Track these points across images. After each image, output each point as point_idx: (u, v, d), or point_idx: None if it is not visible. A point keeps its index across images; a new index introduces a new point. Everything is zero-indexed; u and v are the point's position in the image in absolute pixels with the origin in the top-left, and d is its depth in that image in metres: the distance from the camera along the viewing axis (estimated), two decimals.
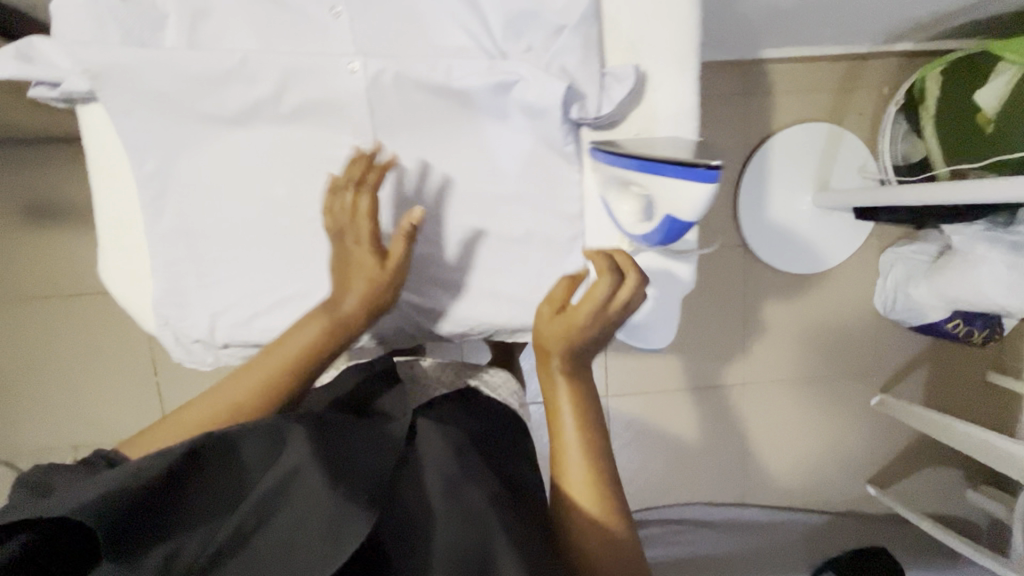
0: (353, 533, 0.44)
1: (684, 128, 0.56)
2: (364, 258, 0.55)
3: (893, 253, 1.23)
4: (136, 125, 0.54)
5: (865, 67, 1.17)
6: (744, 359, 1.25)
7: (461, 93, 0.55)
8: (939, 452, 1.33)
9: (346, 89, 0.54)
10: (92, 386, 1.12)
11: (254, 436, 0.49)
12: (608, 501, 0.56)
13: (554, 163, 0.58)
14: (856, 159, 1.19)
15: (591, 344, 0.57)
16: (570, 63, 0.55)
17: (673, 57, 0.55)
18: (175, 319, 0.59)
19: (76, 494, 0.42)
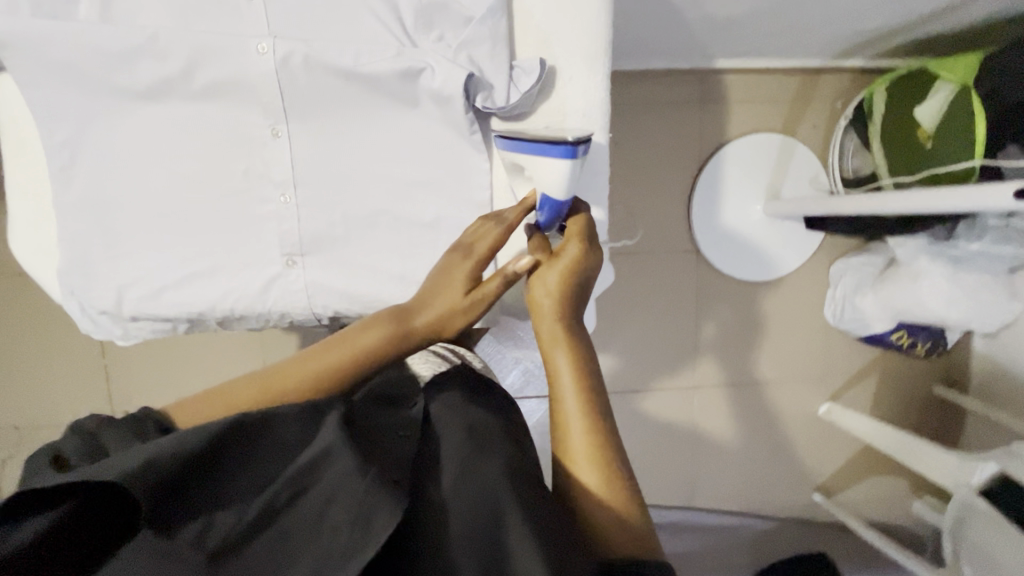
0: (385, 516, 0.40)
1: (591, 122, 0.57)
2: (463, 284, 0.55)
3: (843, 264, 1.26)
4: (46, 96, 0.55)
5: (817, 81, 1.20)
6: (695, 364, 1.27)
7: (370, 78, 0.56)
8: (885, 461, 1.36)
9: (256, 70, 0.55)
10: (38, 366, 1.12)
11: (289, 416, 0.46)
12: (620, 482, 0.45)
13: (465, 151, 0.59)
14: (807, 170, 1.21)
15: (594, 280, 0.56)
16: (479, 55, 0.56)
17: (582, 52, 0.56)
18: (80, 289, 0.59)
19: (127, 459, 0.40)
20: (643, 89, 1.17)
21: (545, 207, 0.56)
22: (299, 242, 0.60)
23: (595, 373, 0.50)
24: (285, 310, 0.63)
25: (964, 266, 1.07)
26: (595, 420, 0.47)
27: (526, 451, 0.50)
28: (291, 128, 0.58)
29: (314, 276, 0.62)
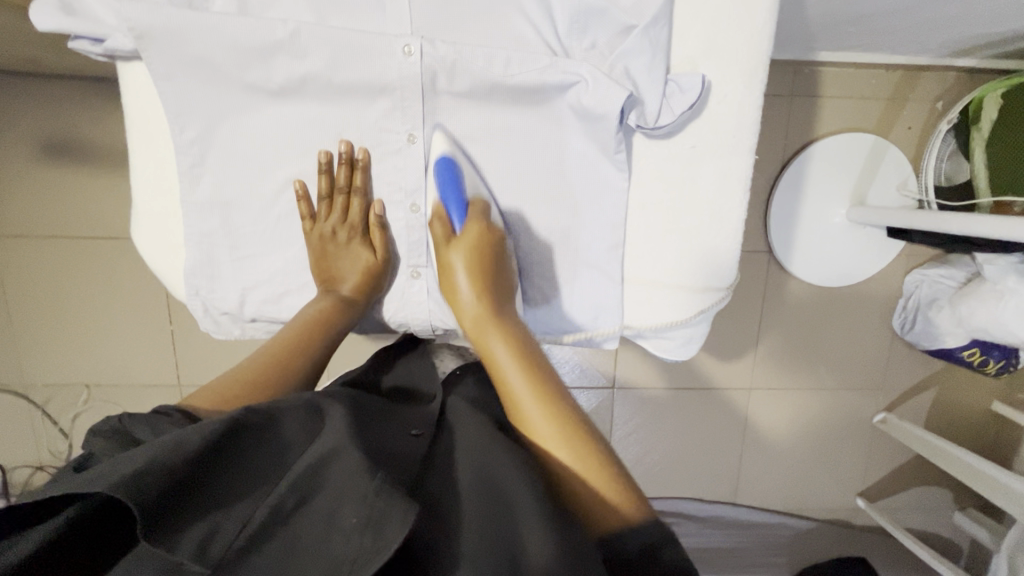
0: (396, 522, 0.38)
1: (743, 143, 0.59)
2: (354, 249, 0.64)
3: (919, 275, 1.21)
4: (176, 89, 0.55)
5: (920, 79, 1.12)
6: (754, 366, 1.26)
7: (520, 87, 0.56)
8: (933, 473, 1.35)
9: (398, 72, 0.55)
10: (106, 329, 1.13)
11: (291, 416, 0.48)
12: (575, 439, 0.50)
13: (605, 168, 0.60)
14: (897, 175, 1.15)
15: (494, 259, 0.59)
16: (635, 65, 0.56)
17: (743, 69, 0.56)
18: (205, 290, 0.63)
19: (120, 464, 0.39)
20: None
21: (446, 191, 0.57)
22: (424, 256, 0.64)
23: (537, 365, 0.55)
24: (403, 319, 0.68)
25: None
26: (558, 420, 0.52)
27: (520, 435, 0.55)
28: (426, 133, 0.59)
29: (434, 289, 0.65)
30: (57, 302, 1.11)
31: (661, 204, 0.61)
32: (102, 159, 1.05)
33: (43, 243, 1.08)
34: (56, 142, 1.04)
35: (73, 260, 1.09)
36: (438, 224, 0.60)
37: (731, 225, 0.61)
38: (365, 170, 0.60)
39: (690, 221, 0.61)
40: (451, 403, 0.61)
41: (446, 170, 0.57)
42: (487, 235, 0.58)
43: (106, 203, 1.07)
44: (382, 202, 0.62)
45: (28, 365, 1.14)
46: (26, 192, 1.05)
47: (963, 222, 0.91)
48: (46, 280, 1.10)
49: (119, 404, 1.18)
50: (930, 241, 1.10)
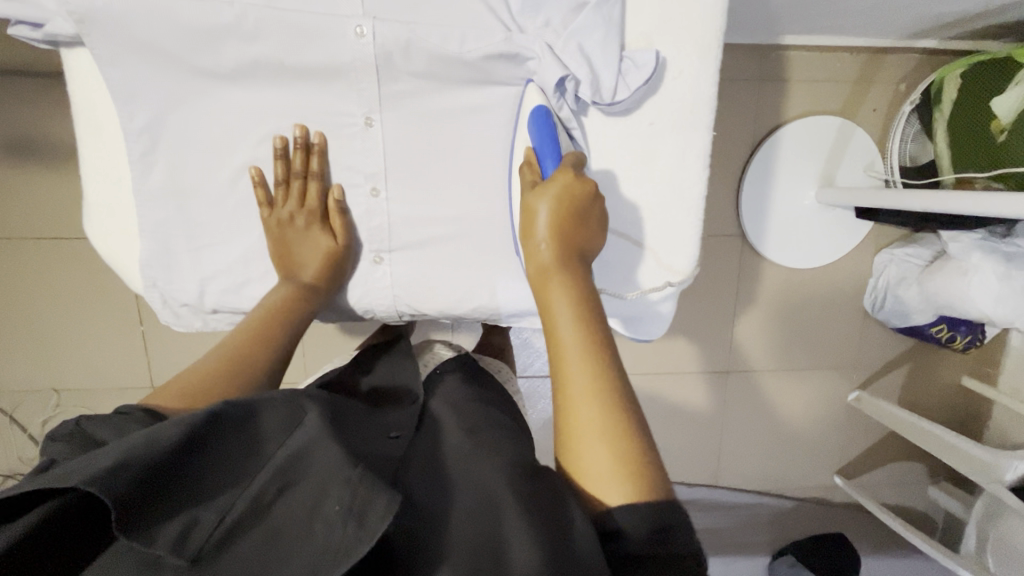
0: (381, 510, 0.40)
1: (701, 118, 0.59)
2: (316, 235, 0.62)
3: (888, 254, 1.23)
4: (123, 75, 0.54)
5: (883, 61, 1.14)
6: (731, 348, 1.27)
7: (474, 66, 0.56)
8: (907, 449, 1.38)
9: (350, 54, 0.55)
10: (74, 331, 1.11)
11: (273, 404, 0.46)
12: (622, 432, 0.44)
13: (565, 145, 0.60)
14: (864, 156, 1.17)
15: (580, 212, 0.54)
16: (589, 40, 0.56)
17: (695, 42, 0.57)
18: (163, 281, 0.62)
19: (95, 460, 0.38)
20: None
21: (543, 145, 0.56)
22: (386, 241, 0.64)
23: (600, 316, 0.49)
24: (368, 305, 0.68)
25: (1016, 263, 1.05)
26: (604, 394, 0.45)
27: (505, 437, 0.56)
28: (383, 117, 0.59)
29: (398, 273, 0.65)
30: (19, 305, 1.08)
31: (623, 181, 0.61)
32: (62, 157, 1.02)
33: (4, 244, 1.05)
34: (12, 141, 1.01)
35: (34, 261, 1.06)
36: (528, 168, 0.56)
37: (692, 200, 0.61)
38: (323, 152, 0.60)
39: (651, 200, 0.62)
40: (432, 408, 0.63)
41: (542, 122, 0.56)
42: (578, 183, 0.54)
43: (68, 202, 1.04)
44: (341, 185, 0.61)
45: None
46: None
47: (926, 200, 0.93)
48: (8, 283, 1.07)
49: (91, 407, 1.15)
50: (897, 220, 1.12)
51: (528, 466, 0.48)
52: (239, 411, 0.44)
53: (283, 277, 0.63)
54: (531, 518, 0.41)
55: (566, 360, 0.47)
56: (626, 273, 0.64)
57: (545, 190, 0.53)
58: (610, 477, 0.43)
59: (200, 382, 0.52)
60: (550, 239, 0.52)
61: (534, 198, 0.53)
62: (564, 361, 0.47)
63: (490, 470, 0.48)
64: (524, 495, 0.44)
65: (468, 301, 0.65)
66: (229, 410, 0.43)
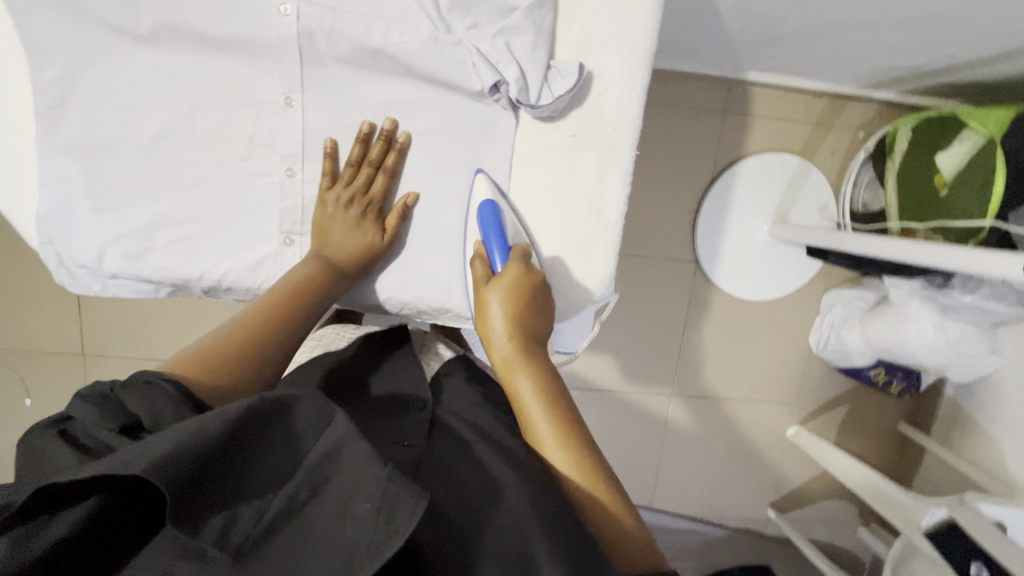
0: (409, 507, 0.34)
1: (625, 136, 0.60)
2: (367, 225, 0.63)
3: (835, 294, 1.26)
4: (37, 24, 0.54)
5: (843, 107, 1.18)
6: (675, 372, 1.28)
7: (397, 58, 0.59)
8: (841, 487, 1.40)
9: (278, 32, 0.57)
10: (6, 291, 1.08)
11: (304, 402, 0.40)
12: (612, 511, 0.45)
13: (491, 142, 0.63)
14: (818, 197, 1.20)
15: (537, 307, 0.56)
16: (517, 42, 0.57)
17: (624, 65, 0.58)
18: (60, 239, 0.60)
19: (150, 444, 0.34)
20: (665, 89, 1.14)
21: (489, 236, 0.59)
22: (298, 222, 0.64)
23: (563, 393, 0.51)
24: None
25: (953, 315, 1.08)
26: (588, 480, 0.46)
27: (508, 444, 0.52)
28: (304, 98, 0.60)
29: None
30: None
31: (541, 191, 0.62)
32: None
33: None
34: None
35: None
36: (479, 263, 0.59)
37: (606, 219, 0.61)
38: (405, 146, 0.62)
39: (568, 216, 0.62)
40: (438, 415, 0.58)
41: (490, 213, 0.59)
42: (528, 276, 0.57)
43: None
44: (416, 193, 0.64)
45: None
46: None
47: (877, 247, 0.95)
48: None
49: (14, 370, 1.12)
50: (844, 262, 1.15)
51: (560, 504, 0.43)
52: (275, 403, 0.39)
53: (313, 253, 0.62)
54: (555, 539, 0.39)
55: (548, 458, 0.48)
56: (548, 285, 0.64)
57: (497, 286, 0.56)
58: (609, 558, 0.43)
59: (223, 361, 0.49)
60: (509, 333, 0.53)
61: (489, 294, 0.56)
62: (546, 460, 0.48)
63: (511, 481, 0.44)
64: (548, 514, 0.41)
65: (391, 291, 0.66)
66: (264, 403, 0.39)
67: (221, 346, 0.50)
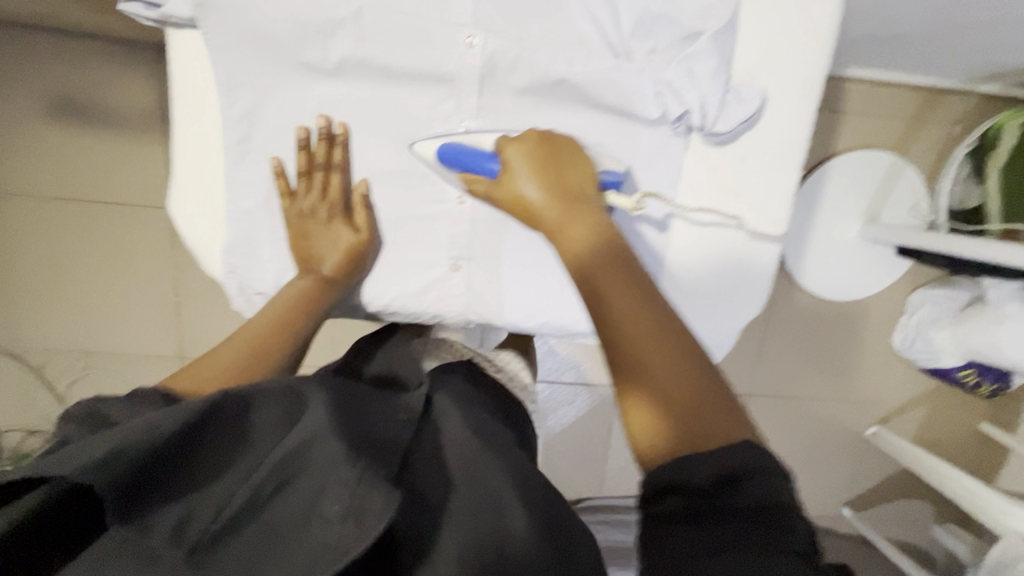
0: (378, 509, 0.40)
1: (791, 158, 0.62)
2: (338, 229, 0.63)
3: (923, 294, 1.23)
4: (227, 60, 0.58)
5: (942, 102, 1.14)
6: (755, 373, 1.28)
7: (575, 85, 0.60)
8: (918, 487, 1.38)
9: (458, 62, 0.59)
10: (112, 296, 1.13)
11: (268, 399, 0.46)
12: (680, 360, 0.44)
13: (655, 166, 0.62)
14: (910, 196, 1.16)
15: (565, 175, 0.55)
16: (700, 67, 0.58)
17: (795, 86, 0.61)
18: (243, 268, 0.65)
19: (88, 449, 0.40)
20: None
21: (468, 166, 0.57)
22: (467, 246, 0.65)
23: (616, 245, 0.51)
24: (437, 311, 0.67)
25: None
26: (652, 322, 0.45)
27: (499, 445, 0.55)
28: (478, 126, 0.61)
29: (473, 283, 0.66)
30: (60, 266, 1.11)
31: (709, 214, 0.64)
32: (131, 127, 1.05)
33: (61, 205, 1.08)
34: (78, 104, 1.04)
35: (82, 225, 1.09)
36: (482, 179, 0.57)
37: (767, 238, 0.64)
38: (346, 138, 0.61)
39: (732, 236, 0.64)
40: (435, 400, 0.58)
41: (448, 159, 0.58)
42: (540, 142, 0.57)
43: (133, 172, 1.07)
44: (367, 180, 0.63)
45: (28, 327, 1.13)
46: (52, 153, 1.06)
47: (969, 246, 0.93)
48: (60, 243, 1.10)
49: (116, 372, 1.17)
50: (938, 262, 1.11)
51: (541, 493, 0.49)
52: (234, 401, 0.45)
53: (303, 269, 0.63)
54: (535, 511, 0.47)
55: (604, 297, 0.47)
56: (710, 305, 0.66)
57: (520, 173, 0.55)
58: (655, 415, 0.42)
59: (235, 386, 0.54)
60: (542, 193, 0.54)
61: (519, 179, 0.54)
62: (608, 300, 0.47)
63: (494, 475, 0.49)
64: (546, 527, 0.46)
65: (550, 315, 0.67)
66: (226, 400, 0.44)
67: (228, 371, 0.56)
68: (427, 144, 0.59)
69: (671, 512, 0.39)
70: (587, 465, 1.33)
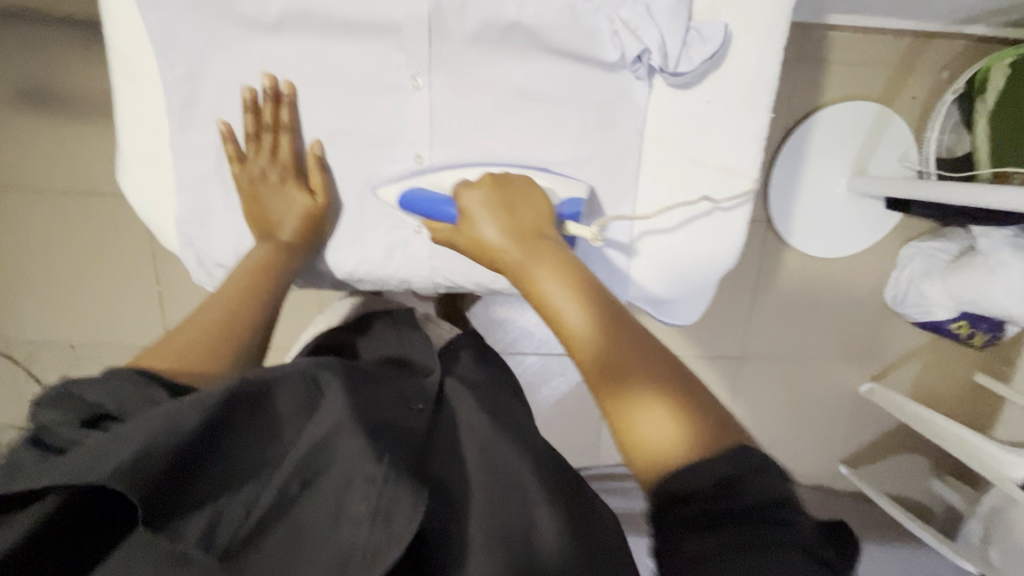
0: (406, 511, 0.43)
1: (759, 98, 0.60)
2: (294, 195, 0.62)
3: (915, 247, 1.21)
4: (169, 21, 0.57)
5: (928, 46, 1.10)
6: (746, 334, 1.27)
7: (530, 30, 0.58)
8: (915, 441, 1.38)
9: (408, 11, 0.57)
10: (93, 287, 1.12)
11: (287, 384, 0.47)
12: (629, 354, 0.44)
13: (618, 113, 0.61)
14: (897, 145, 1.13)
15: (519, 210, 0.55)
16: (658, 4, 0.56)
17: (758, 20, 0.58)
18: (199, 240, 0.64)
19: (113, 450, 0.39)
20: None
21: (431, 214, 0.58)
22: None
23: (563, 256, 0.51)
24: (404, 276, 0.67)
25: None
26: (595, 319, 0.46)
27: (509, 424, 0.61)
28: (432, 79, 0.59)
29: (440, 245, 0.65)
30: (36, 259, 1.09)
31: (674, 161, 0.62)
32: (93, 112, 1.03)
33: (30, 196, 1.06)
34: (39, 89, 1.02)
35: (53, 216, 1.07)
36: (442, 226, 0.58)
37: (742, 186, 0.62)
38: (292, 95, 0.60)
39: (705, 182, 0.62)
40: (446, 383, 0.66)
41: (411, 205, 0.59)
42: (496, 184, 0.57)
43: (99, 158, 1.05)
44: (320, 141, 0.62)
45: (11, 322, 1.13)
46: (16, 143, 1.04)
47: (953, 191, 0.92)
48: (33, 235, 1.08)
49: (104, 364, 1.16)
50: (928, 213, 1.10)
51: (551, 467, 0.55)
52: (256, 388, 0.46)
53: (263, 237, 0.63)
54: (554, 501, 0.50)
55: (551, 308, 0.48)
56: (682, 257, 0.65)
57: (481, 215, 0.54)
58: (657, 415, 0.41)
59: (197, 354, 0.53)
60: (500, 229, 0.53)
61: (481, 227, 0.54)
62: (552, 309, 0.48)
63: (513, 466, 0.53)
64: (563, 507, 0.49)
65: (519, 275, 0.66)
66: (246, 390, 0.44)
67: (191, 339, 0.54)
68: (388, 194, 0.60)
69: (681, 529, 0.36)
70: (583, 435, 1.33)
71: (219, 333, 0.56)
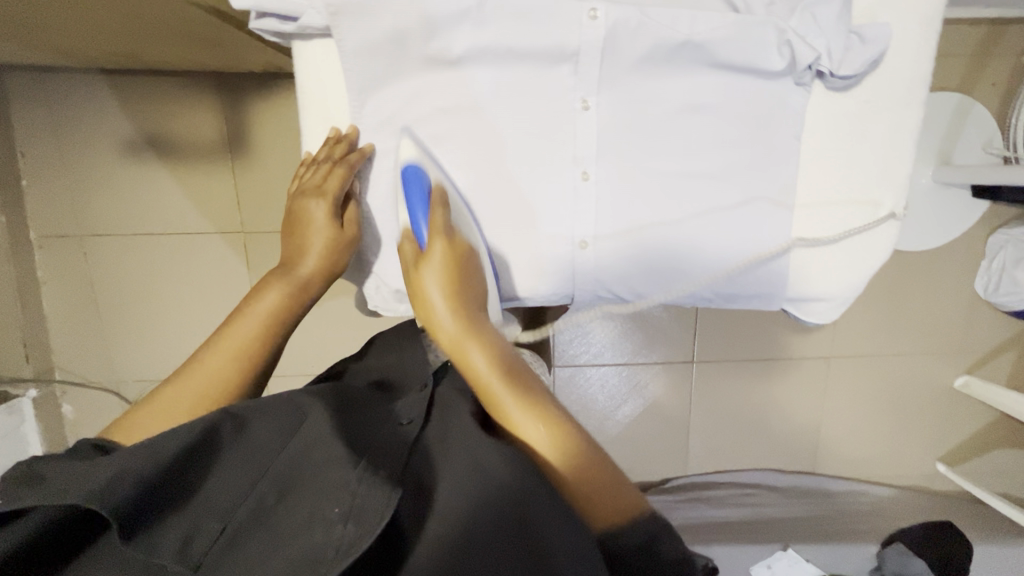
0: (380, 504, 0.41)
1: (916, 94, 0.64)
2: (324, 225, 0.66)
3: (1004, 235, 1.18)
4: (358, 64, 0.62)
5: (1005, 32, 1.10)
6: (831, 333, 1.26)
7: (684, 44, 0.60)
8: (1015, 435, 1.33)
9: (577, 37, 0.60)
10: (197, 321, 1.16)
11: (268, 411, 0.49)
12: (532, 399, 0.53)
13: (781, 119, 0.64)
14: (982, 132, 1.12)
15: (463, 253, 0.61)
16: (823, 12, 0.60)
17: (906, 22, 0.62)
18: (381, 269, 0.72)
19: (92, 473, 0.40)
20: None
21: (412, 205, 0.61)
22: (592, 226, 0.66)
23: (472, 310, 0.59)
24: (568, 290, 0.70)
25: None
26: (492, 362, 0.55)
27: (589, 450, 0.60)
28: (600, 98, 0.63)
29: (602, 259, 0.67)
30: (143, 298, 1.15)
31: (835, 161, 0.65)
32: (206, 155, 1.09)
33: (141, 238, 1.12)
34: (157, 138, 1.08)
35: (162, 255, 1.13)
36: (408, 245, 0.63)
37: (898, 179, 0.65)
38: (362, 147, 0.66)
39: (862, 177, 0.65)
40: (438, 396, 0.60)
41: (411, 176, 0.61)
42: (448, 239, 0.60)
43: (209, 199, 1.10)
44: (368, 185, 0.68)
45: (118, 360, 1.17)
46: (134, 189, 1.10)
47: None
48: (142, 275, 1.13)
49: None
50: (1020, 199, 1.08)
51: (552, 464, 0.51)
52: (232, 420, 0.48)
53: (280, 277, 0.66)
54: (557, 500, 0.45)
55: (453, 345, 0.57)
56: (842, 256, 0.67)
57: (425, 248, 0.60)
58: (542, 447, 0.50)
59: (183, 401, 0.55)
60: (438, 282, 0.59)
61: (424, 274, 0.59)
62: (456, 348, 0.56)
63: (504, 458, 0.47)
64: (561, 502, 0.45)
65: (675, 284, 0.68)
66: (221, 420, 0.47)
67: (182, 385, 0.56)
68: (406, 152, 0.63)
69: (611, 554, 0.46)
70: (672, 446, 1.32)
71: (208, 391, 0.57)
